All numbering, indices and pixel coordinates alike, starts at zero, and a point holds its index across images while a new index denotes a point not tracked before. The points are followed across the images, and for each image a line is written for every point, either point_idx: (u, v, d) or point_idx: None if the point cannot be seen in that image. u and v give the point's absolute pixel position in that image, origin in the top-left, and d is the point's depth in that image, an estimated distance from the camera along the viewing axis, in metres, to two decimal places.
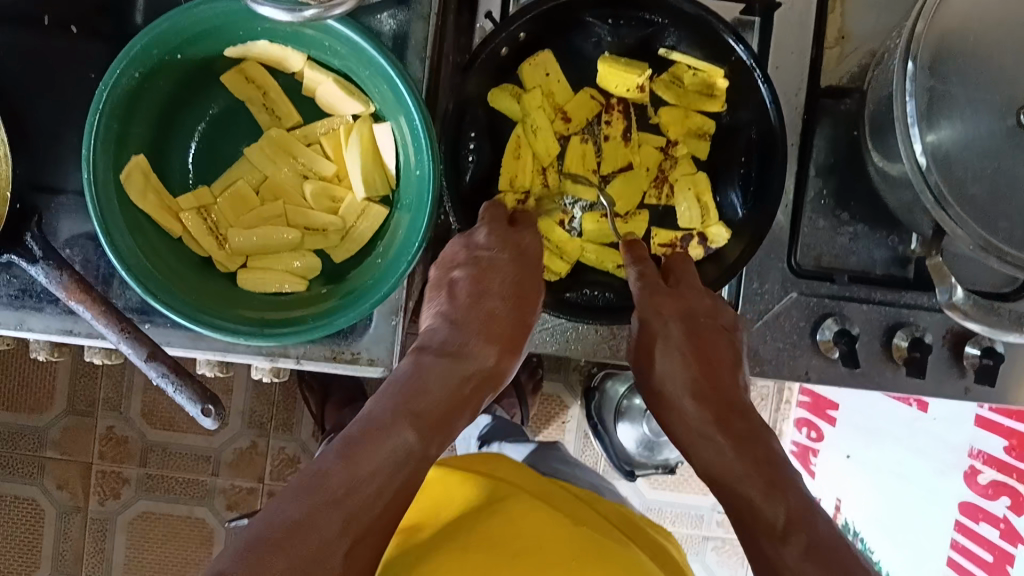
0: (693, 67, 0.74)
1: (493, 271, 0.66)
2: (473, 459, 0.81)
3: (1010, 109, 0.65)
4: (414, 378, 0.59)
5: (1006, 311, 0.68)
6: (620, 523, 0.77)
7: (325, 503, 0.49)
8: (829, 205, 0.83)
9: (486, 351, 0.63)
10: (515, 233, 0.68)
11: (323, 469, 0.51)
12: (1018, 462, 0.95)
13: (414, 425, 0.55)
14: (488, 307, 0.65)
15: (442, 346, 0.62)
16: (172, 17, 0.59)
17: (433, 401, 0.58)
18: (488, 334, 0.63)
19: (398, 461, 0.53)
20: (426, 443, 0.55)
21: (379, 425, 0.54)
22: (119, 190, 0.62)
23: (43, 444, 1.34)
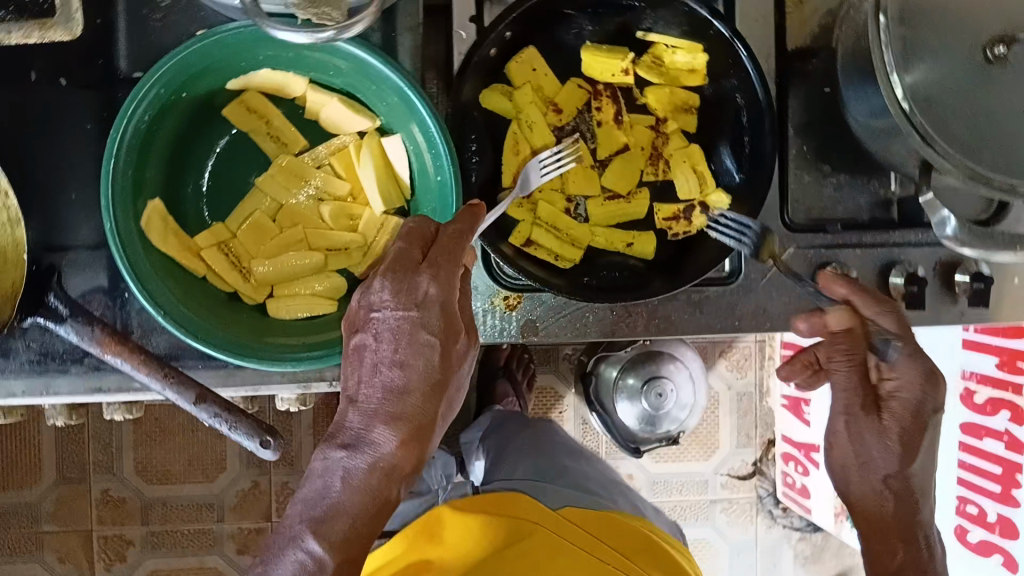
0: (671, 46, 0.77)
1: (400, 334, 0.57)
2: (495, 500, 0.81)
3: (978, 47, 0.71)
4: (323, 489, 0.57)
5: (999, 233, 0.74)
6: (637, 556, 0.76)
7: None
8: (811, 159, 0.87)
9: (388, 437, 0.56)
10: (412, 278, 0.57)
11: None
12: (1012, 377, 1.01)
13: (328, 531, 0.55)
14: (400, 385, 0.57)
15: (347, 434, 0.57)
16: (175, 55, 0.59)
17: (345, 517, 0.56)
18: (392, 417, 0.56)
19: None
20: (335, 555, 0.55)
21: (324, 513, 0.56)
22: (142, 236, 0.62)
23: (38, 518, 1.30)
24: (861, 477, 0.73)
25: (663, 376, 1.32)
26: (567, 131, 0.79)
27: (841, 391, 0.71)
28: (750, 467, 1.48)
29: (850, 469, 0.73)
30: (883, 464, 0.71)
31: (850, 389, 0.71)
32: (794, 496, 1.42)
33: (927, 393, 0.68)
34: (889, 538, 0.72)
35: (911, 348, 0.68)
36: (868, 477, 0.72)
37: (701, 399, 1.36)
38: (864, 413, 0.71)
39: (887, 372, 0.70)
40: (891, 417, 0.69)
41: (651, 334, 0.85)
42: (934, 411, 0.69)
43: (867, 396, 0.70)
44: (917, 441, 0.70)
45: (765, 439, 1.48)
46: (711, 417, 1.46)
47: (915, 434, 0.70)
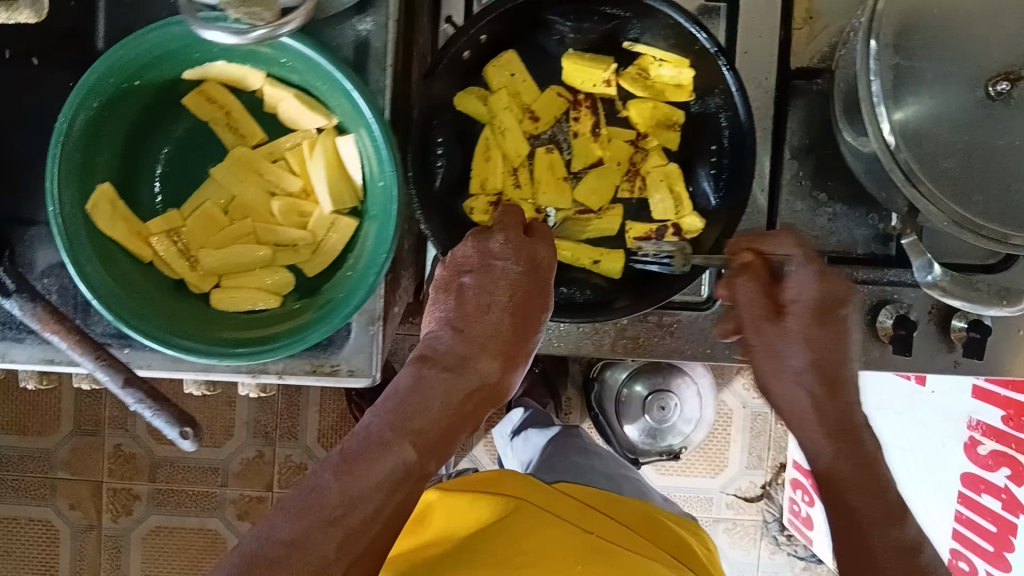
0: (659, 58, 0.74)
1: (494, 279, 0.64)
2: (486, 479, 0.81)
3: (981, 81, 0.65)
4: (413, 392, 0.59)
5: (984, 285, 0.69)
6: (637, 527, 0.77)
7: (320, 525, 0.50)
8: (806, 186, 0.82)
9: (490, 367, 0.62)
10: (531, 244, 0.66)
11: (317, 488, 0.52)
12: (1016, 433, 0.95)
13: (409, 441, 0.56)
14: (487, 324, 0.63)
15: (445, 359, 0.61)
16: (126, 44, 0.59)
17: (431, 418, 0.58)
18: (492, 349, 0.62)
19: (383, 480, 0.53)
20: (422, 461, 0.56)
21: (372, 445, 0.55)
22: (86, 220, 0.62)
23: (52, 465, 1.33)
24: (783, 382, 0.65)
25: (669, 389, 1.29)
26: (542, 140, 0.78)
27: (745, 300, 0.66)
28: (758, 490, 1.43)
29: (764, 372, 0.67)
30: (796, 364, 0.64)
31: (754, 297, 0.66)
32: (799, 525, 1.39)
33: (827, 292, 0.64)
34: (814, 434, 0.63)
35: (815, 262, 0.64)
36: (782, 381, 0.65)
37: (707, 414, 1.31)
38: (767, 318, 0.66)
39: (790, 283, 0.65)
40: (794, 318, 0.64)
41: (618, 354, 0.82)
42: (839, 309, 0.64)
43: (765, 304, 0.66)
44: (828, 337, 0.64)
45: (777, 462, 1.43)
46: (722, 435, 1.41)
47: (822, 333, 0.64)
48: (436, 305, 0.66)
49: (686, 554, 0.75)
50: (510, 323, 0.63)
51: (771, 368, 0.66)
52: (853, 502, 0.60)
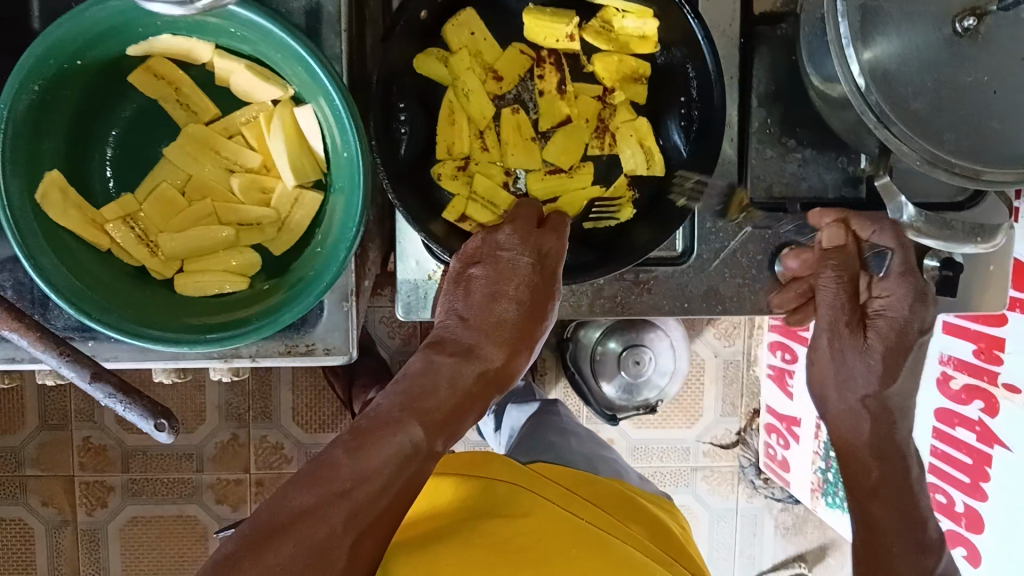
0: (622, 9, 0.72)
1: (512, 274, 0.65)
2: (469, 458, 0.75)
3: (947, 19, 0.64)
4: (425, 375, 0.61)
5: (959, 223, 0.69)
6: (608, 507, 0.75)
7: (331, 496, 0.52)
8: (775, 133, 0.81)
9: (495, 353, 0.64)
10: (539, 234, 0.67)
11: (327, 461, 0.54)
12: (988, 365, 0.92)
13: (419, 421, 0.57)
14: (500, 313, 0.65)
15: (452, 346, 0.64)
16: (64, 22, 0.56)
17: (439, 401, 0.60)
18: (496, 337, 0.64)
19: (393, 458, 0.55)
20: (431, 441, 0.58)
21: (382, 424, 0.56)
22: (37, 210, 0.59)
23: (21, 463, 1.23)
24: (847, 391, 0.75)
25: (643, 342, 1.22)
26: (508, 100, 0.76)
27: (826, 308, 0.73)
28: (733, 436, 1.37)
29: (829, 387, 0.76)
30: (861, 382, 0.73)
31: (839, 306, 0.73)
32: (773, 468, 1.30)
33: (915, 312, 0.73)
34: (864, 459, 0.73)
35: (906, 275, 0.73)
36: (846, 397, 0.75)
37: (683, 364, 1.24)
38: (847, 331, 0.73)
39: (879, 287, 0.74)
40: (875, 329, 0.73)
41: (597, 314, 0.82)
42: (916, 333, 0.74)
43: (850, 318, 0.72)
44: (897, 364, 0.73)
45: (751, 408, 1.36)
46: (696, 383, 1.34)
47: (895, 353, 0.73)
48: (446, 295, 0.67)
49: (661, 538, 0.73)
50: (519, 313, 0.65)
51: (840, 379, 0.75)
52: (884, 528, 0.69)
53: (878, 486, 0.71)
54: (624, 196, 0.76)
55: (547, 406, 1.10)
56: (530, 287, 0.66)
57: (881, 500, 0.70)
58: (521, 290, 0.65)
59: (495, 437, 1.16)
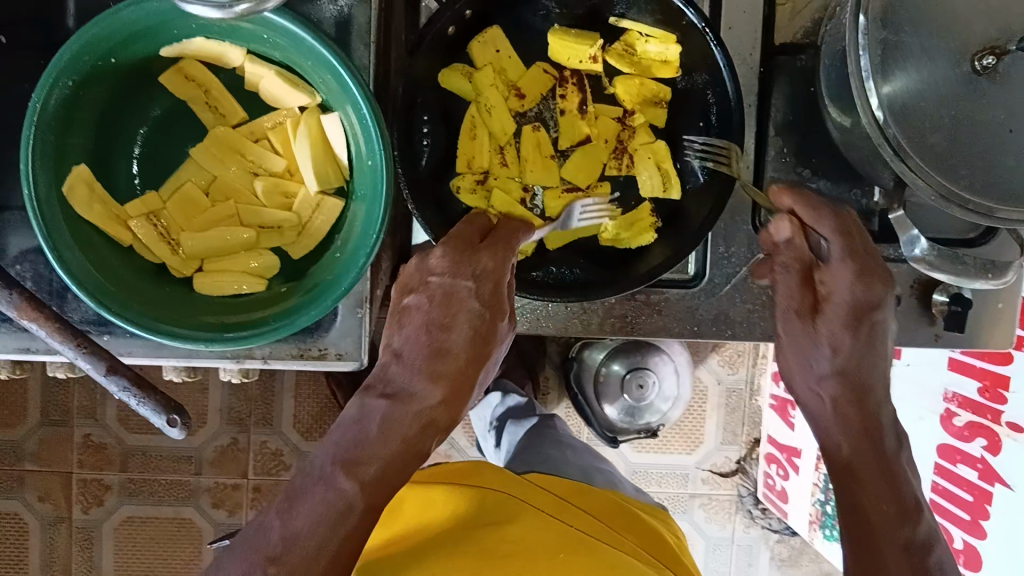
0: (646, 34, 0.73)
1: (451, 298, 0.62)
2: (462, 470, 0.76)
3: (965, 56, 0.64)
4: (359, 424, 0.59)
5: (971, 258, 0.70)
6: (601, 515, 0.75)
7: (262, 562, 0.53)
8: (789, 162, 0.82)
9: (431, 388, 0.60)
10: (474, 253, 0.63)
11: (263, 528, 0.56)
12: (993, 404, 0.92)
13: (352, 475, 0.57)
14: (444, 338, 0.61)
15: (387, 385, 0.61)
16: (100, 21, 0.57)
17: (373, 451, 0.58)
18: (430, 370, 0.60)
19: (323, 514, 0.55)
20: (365, 493, 0.56)
21: (315, 480, 0.57)
22: (63, 204, 0.60)
23: (20, 457, 1.23)
24: (803, 376, 0.68)
25: (648, 366, 1.22)
26: (529, 117, 0.77)
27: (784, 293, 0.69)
28: (733, 465, 1.36)
29: (794, 372, 0.69)
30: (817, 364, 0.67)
31: (792, 291, 0.68)
32: (773, 498, 1.30)
33: (861, 293, 0.66)
34: (829, 430, 0.66)
35: (852, 261, 0.65)
36: (809, 380, 0.68)
37: (685, 393, 1.24)
38: (799, 320, 0.68)
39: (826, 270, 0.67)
40: (828, 315, 0.66)
41: (605, 333, 0.82)
42: (871, 311, 0.67)
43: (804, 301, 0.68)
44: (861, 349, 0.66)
45: (753, 437, 1.36)
46: (698, 409, 1.34)
47: (851, 335, 0.66)
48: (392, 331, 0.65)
49: (660, 547, 0.72)
50: (468, 341, 0.62)
51: (798, 365, 0.68)
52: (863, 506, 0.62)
53: (851, 459, 0.64)
54: (646, 220, 0.75)
55: (544, 420, 1.11)
56: (470, 319, 0.62)
57: (862, 482, 0.63)
58: (466, 324, 0.62)
59: (495, 453, 1.16)
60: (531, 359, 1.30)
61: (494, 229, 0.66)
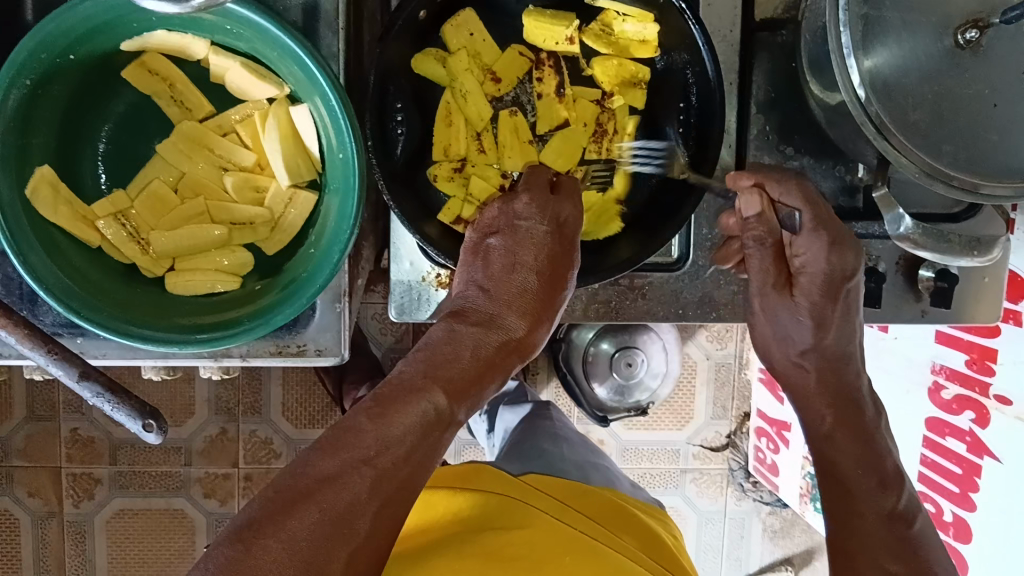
0: (622, 13, 0.71)
1: (529, 237, 0.67)
2: (463, 474, 0.76)
3: (949, 30, 0.63)
4: (445, 345, 0.62)
5: (956, 237, 0.69)
6: (602, 518, 0.74)
7: (354, 463, 0.51)
8: (773, 140, 0.81)
9: (518, 324, 0.65)
10: (556, 201, 0.68)
11: (352, 428, 0.53)
12: (981, 376, 0.91)
13: (443, 389, 0.58)
14: (520, 281, 0.66)
15: (475, 316, 0.65)
16: (56, 17, 0.55)
17: (460, 369, 0.60)
18: (520, 308, 0.65)
19: (415, 427, 0.54)
20: (452, 410, 0.57)
21: (407, 390, 0.56)
22: (27, 207, 0.58)
23: (7, 453, 1.21)
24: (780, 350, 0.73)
25: (636, 344, 1.22)
26: (506, 102, 0.75)
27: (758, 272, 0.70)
28: (724, 439, 1.36)
29: (771, 345, 0.74)
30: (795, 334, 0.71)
31: (765, 268, 0.70)
32: (763, 472, 1.30)
33: (833, 263, 0.68)
34: (815, 404, 0.71)
35: (822, 232, 0.67)
36: (787, 352, 0.73)
37: (673, 367, 1.24)
38: (774, 291, 0.71)
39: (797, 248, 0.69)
40: (776, 288, 0.71)
41: (590, 319, 0.81)
42: (846, 282, 0.69)
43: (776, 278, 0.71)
44: (831, 315, 0.70)
45: (742, 411, 1.36)
46: (687, 386, 1.34)
47: (825, 306, 0.69)
48: (462, 267, 0.68)
49: (653, 547, 0.72)
50: (540, 282, 0.66)
51: (777, 338, 0.73)
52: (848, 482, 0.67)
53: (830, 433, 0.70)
54: (612, 211, 0.75)
55: (540, 410, 1.09)
56: (548, 254, 0.67)
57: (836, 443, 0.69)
58: (540, 257, 0.67)
59: (487, 440, 1.15)
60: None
61: (558, 182, 0.70)
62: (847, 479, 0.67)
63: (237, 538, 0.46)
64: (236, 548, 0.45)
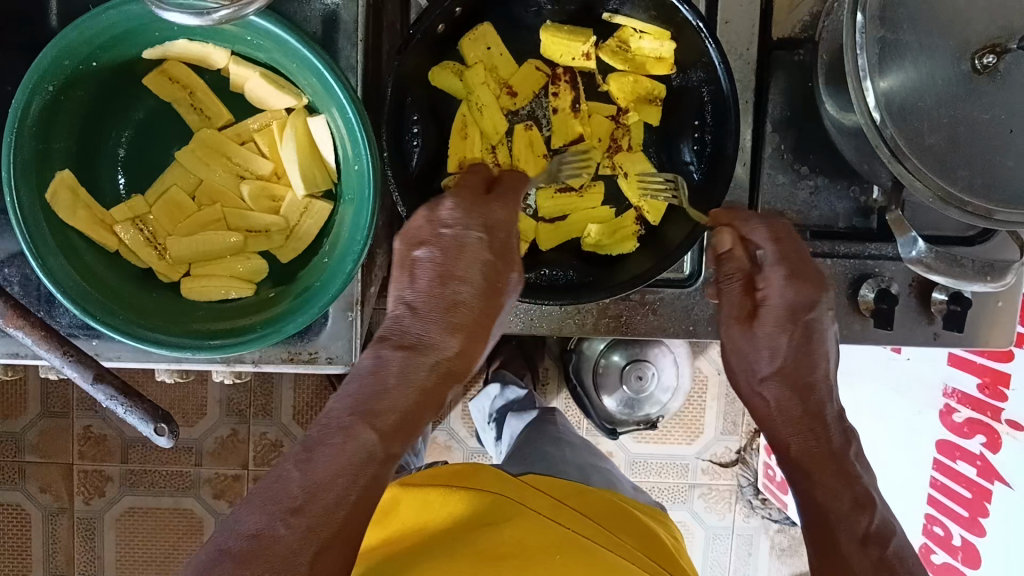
0: (639, 30, 0.71)
1: (464, 252, 0.61)
2: (456, 474, 0.76)
3: (966, 54, 0.62)
4: (374, 377, 0.57)
5: (969, 261, 0.69)
6: (599, 516, 0.74)
7: (280, 515, 0.49)
8: (788, 159, 0.81)
9: (448, 341, 0.59)
10: (487, 204, 0.63)
11: (282, 478, 0.52)
12: (992, 401, 0.91)
13: (371, 425, 0.54)
14: (453, 293, 0.60)
15: (404, 337, 0.59)
16: (78, 25, 0.56)
17: (392, 402, 0.56)
18: (452, 324, 0.60)
19: (343, 467, 0.52)
20: (383, 442, 0.54)
21: (335, 431, 0.54)
22: (46, 210, 0.59)
23: (21, 449, 1.23)
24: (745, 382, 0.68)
25: (646, 357, 1.21)
26: (521, 116, 0.76)
27: (728, 299, 0.69)
28: (733, 454, 1.35)
29: (737, 375, 0.69)
30: (754, 365, 0.67)
31: (734, 301, 0.69)
32: (773, 488, 1.30)
33: (797, 296, 0.66)
34: (781, 432, 0.65)
35: (785, 265, 0.66)
36: (751, 383, 0.68)
37: (684, 382, 1.24)
38: (737, 323, 0.69)
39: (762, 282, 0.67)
40: (764, 320, 0.67)
41: (601, 332, 0.82)
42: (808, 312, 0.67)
43: (748, 305, 0.68)
44: (807, 352, 0.66)
45: (752, 427, 1.35)
46: (698, 401, 1.33)
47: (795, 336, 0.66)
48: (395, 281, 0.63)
49: (653, 548, 0.72)
50: (475, 294, 0.61)
51: (742, 368, 0.68)
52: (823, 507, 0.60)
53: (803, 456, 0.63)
54: (628, 229, 0.76)
55: (546, 416, 1.09)
56: (484, 266, 0.61)
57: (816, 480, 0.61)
58: (484, 273, 0.61)
59: (495, 447, 1.15)
60: (529, 350, 1.29)
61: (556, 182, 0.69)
62: (823, 506, 0.60)
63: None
64: None
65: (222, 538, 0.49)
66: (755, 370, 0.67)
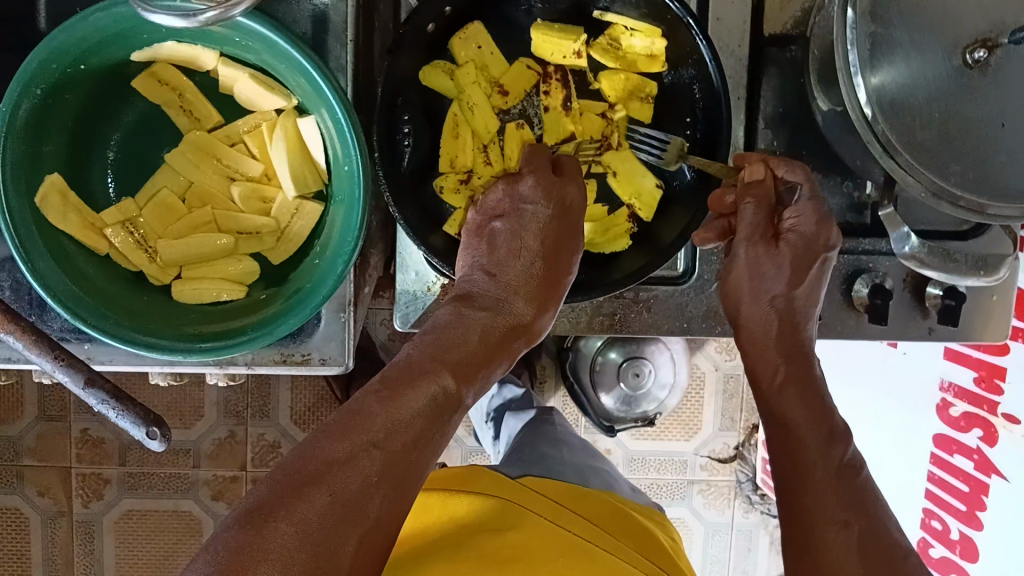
0: (630, 28, 0.71)
1: (530, 222, 0.68)
2: (457, 475, 0.76)
3: (957, 49, 0.62)
4: (451, 326, 0.62)
5: (962, 256, 0.69)
6: (604, 522, 0.74)
7: (364, 446, 0.51)
8: (781, 155, 0.81)
9: (525, 309, 0.66)
10: (561, 184, 0.68)
11: (362, 408, 0.53)
12: (989, 395, 0.90)
13: (449, 370, 0.58)
14: (522, 265, 0.67)
15: (484, 300, 0.65)
16: (67, 28, 0.56)
17: (465, 351, 0.60)
18: (528, 294, 0.66)
19: (426, 409, 0.55)
20: (460, 388, 0.58)
21: (416, 371, 0.57)
22: (36, 214, 0.59)
23: (18, 453, 1.22)
24: (751, 297, 0.70)
25: (643, 355, 1.21)
26: (513, 115, 0.75)
27: (748, 224, 0.69)
28: (732, 451, 1.35)
29: (742, 292, 0.71)
30: (775, 284, 0.69)
31: (755, 223, 0.68)
32: (771, 485, 1.30)
33: (820, 231, 0.69)
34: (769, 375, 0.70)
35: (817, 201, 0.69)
36: (758, 301, 0.70)
37: (682, 378, 1.23)
38: (761, 244, 0.69)
39: (790, 210, 0.70)
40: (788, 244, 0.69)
41: (595, 331, 0.82)
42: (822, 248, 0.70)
43: (766, 230, 0.69)
44: (805, 271, 0.69)
45: (750, 423, 1.35)
46: (695, 397, 1.33)
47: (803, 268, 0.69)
48: (467, 249, 0.69)
49: (652, 550, 0.72)
50: (542, 266, 0.67)
51: (751, 288, 0.70)
52: (797, 439, 0.64)
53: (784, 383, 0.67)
54: (621, 227, 0.75)
55: (542, 415, 1.09)
56: (553, 237, 0.68)
57: (788, 397, 0.66)
58: (545, 241, 0.68)
59: (494, 446, 1.15)
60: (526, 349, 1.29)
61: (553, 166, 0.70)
62: (802, 439, 0.64)
63: (245, 520, 0.45)
64: (249, 530, 0.45)
65: (297, 458, 0.50)
66: (764, 290, 0.70)
